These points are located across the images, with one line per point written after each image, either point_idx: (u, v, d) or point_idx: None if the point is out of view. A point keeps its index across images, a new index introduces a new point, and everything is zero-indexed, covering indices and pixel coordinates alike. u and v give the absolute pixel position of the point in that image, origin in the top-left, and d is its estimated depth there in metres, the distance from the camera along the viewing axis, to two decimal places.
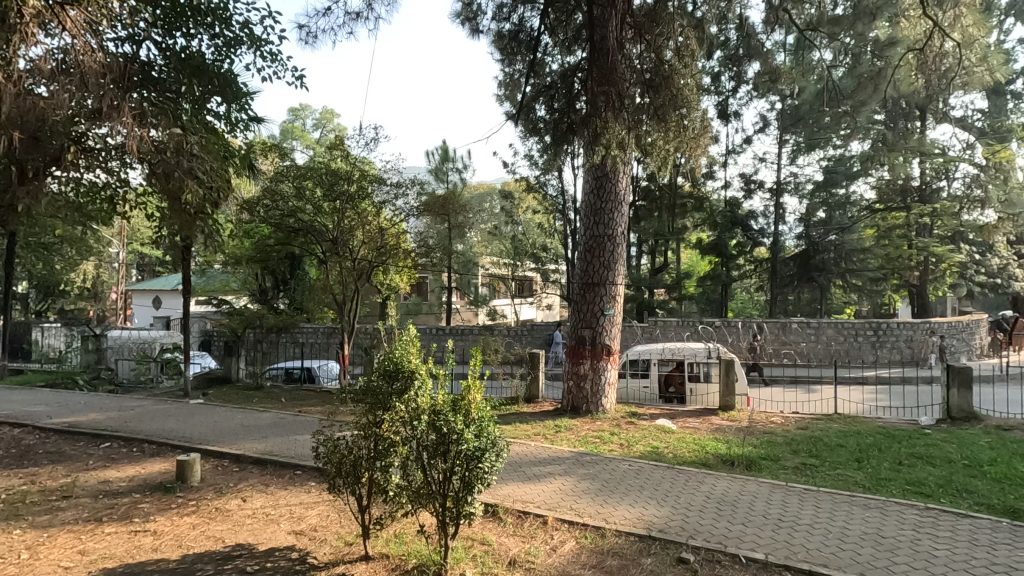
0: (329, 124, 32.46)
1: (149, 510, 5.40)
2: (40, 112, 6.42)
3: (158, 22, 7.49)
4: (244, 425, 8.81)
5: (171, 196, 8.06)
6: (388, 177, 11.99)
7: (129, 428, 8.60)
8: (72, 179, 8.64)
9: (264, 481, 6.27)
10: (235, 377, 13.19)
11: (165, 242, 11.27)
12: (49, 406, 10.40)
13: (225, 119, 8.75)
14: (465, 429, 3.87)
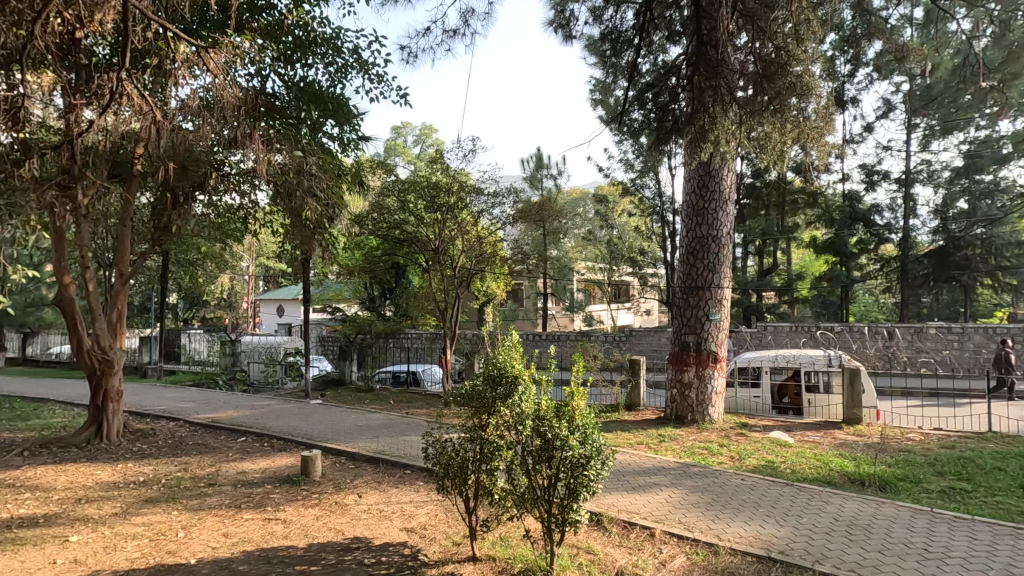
0: (429, 140, 34.08)
1: (278, 500, 5.91)
2: (188, 144, 7.36)
3: (281, 57, 8.27)
4: (358, 424, 9.41)
5: (292, 212, 8.86)
6: (486, 187, 12.26)
7: (260, 425, 9.52)
8: (212, 202, 9.78)
9: (378, 479, 6.64)
10: (348, 380, 14.27)
11: (288, 256, 12.37)
12: (196, 403, 11.78)
13: (338, 140, 9.41)
14: (570, 436, 3.83)
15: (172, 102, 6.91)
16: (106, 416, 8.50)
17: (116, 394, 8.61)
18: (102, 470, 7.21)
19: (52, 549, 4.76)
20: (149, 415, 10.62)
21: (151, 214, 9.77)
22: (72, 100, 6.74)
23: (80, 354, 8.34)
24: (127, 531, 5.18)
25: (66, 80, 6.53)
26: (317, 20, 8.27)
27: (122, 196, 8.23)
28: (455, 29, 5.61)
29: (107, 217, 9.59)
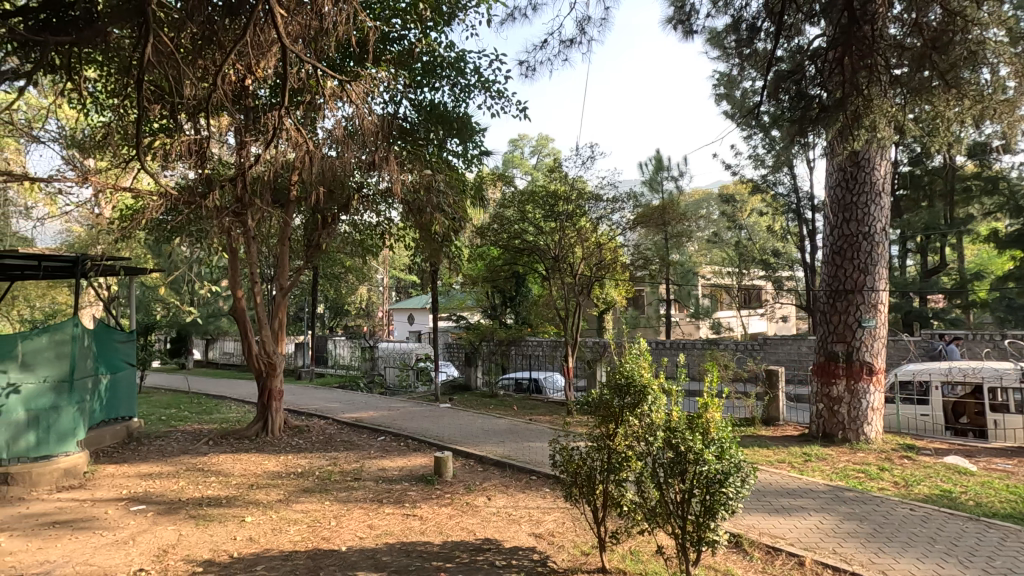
0: (545, 150, 34.60)
1: (415, 498, 6.30)
2: (333, 169, 8.18)
3: (412, 83, 8.89)
4: (485, 429, 9.73)
5: (422, 227, 9.45)
6: (604, 193, 12.12)
7: (397, 425, 10.24)
8: (354, 221, 10.76)
9: (505, 483, 6.81)
10: (474, 385, 14.99)
11: (418, 267, 13.21)
12: (341, 404, 12.97)
13: (462, 156, 9.89)
14: (705, 449, 3.62)
15: (319, 134, 7.67)
16: (270, 412, 9.66)
17: (278, 393, 9.73)
18: (269, 460, 8.20)
19: (232, 527, 5.51)
20: (304, 413, 11.89)
21: (303, 234, 10.98)
22: (243, 139, 7.84)
23: (251, 358, 9.58)
24: (290, 516, 5.83)
25: (239, 122, 7.61)
26: (443, 45, 8.80)
27: (281, 219, 9.36)
28: (570, 39, 5.61)
29: (269, 238, 10.96)
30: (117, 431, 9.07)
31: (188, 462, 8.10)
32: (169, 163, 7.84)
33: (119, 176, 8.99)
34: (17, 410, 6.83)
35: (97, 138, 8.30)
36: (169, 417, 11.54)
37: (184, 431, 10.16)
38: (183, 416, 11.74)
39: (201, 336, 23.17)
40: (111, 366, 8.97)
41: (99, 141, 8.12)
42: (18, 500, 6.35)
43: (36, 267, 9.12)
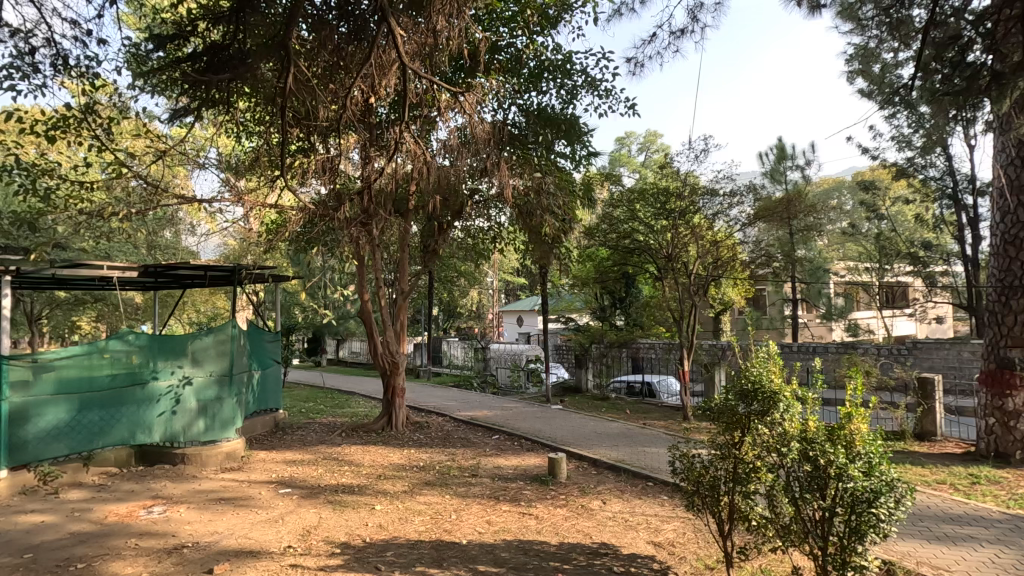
0: (654, 146, 33.57)
1: (530, 497, 6.37)
2: (447, 177, 8.53)
3: (520, 89, 9.06)
4: (598, 432, 9.63)
5: (532, 229, 9.58)
6: (721, 187, 11.46)
7: (510, 425, 10.46)
8: (467, 226, 11.18)
9: (620, 488, 6.67)
10: (584, 387, 14.93)
11: (527, 270, 13.40)
12: (457, 402, 13.52)
13: (570, 157, 9.88)
14: (849, 464, 3.31)
15: (437, 145, 8.08)
16: (394, 408, 10.31)
17: (400, 391, 10.36)
18: (394, 453, 8.76)
19: (364, 514, 5.95)
20: (424, 410, 12.57)
21: (420, 241, 11.59)
22: (367, 154, 8.47)
23: (377, 357, 10.30)
24: (414, 507, 6.18)
25: (363, 138, 8.23)
26: (549, 48, 8.86)
27: (401, 227, 9.98)
28: (682, 29, 5.39)
29: (390, 246, 11.72)
30: (267, 421, 10.19)
31: (324, 452, 8.89)
32: (306, 180, 8.68)
33: (266, 194, 10.11)
34: (190, 400, 7.98)
35: (246, 162, 9.42)
36: (308, 409, 12.76)
37: (321, 423, 11.18)
38: (320, 409, 12.92)
39: (333, 337, 25.38)
40: (261, 363, 10.10)
41: (250, 163, 9.20)
42: (192, 477, 7.36)
43: (202, 276, 10.54)
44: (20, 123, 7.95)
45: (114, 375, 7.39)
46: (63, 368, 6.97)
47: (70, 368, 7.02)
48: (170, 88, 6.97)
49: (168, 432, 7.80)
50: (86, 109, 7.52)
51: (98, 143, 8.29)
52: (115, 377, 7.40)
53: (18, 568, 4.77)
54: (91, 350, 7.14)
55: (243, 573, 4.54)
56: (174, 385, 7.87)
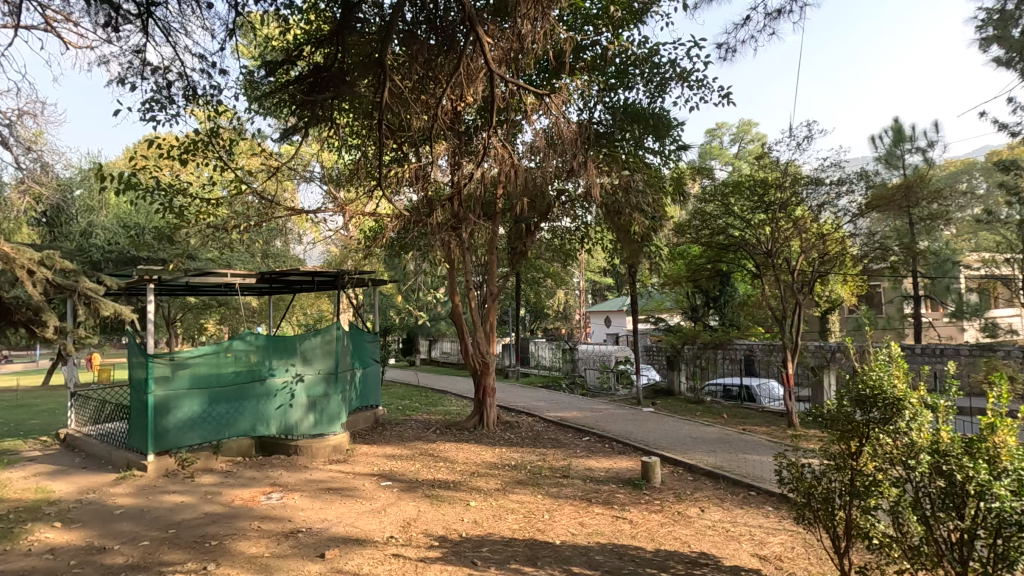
0: (748, 136, 31.79)
1: (624, 500, 6.26)
2: (535, 180, 8.60)
3: (605, 87, 8.95)
4: (694, 436, 9.25)
5: (621, 228, 9.40)
6: (826, 176, 10.60)
7: (601, 427, 10.34)
8: (554, 227, 11.20)
9: (720, 495, 6.37)
10: (676, 390, 14.32)
11: (615, 269, 13.17)
12: (546, 402, 13.57)
13: (659, 153, 9.60)
14: (995, 480, 2.90)
15: (525, 148, 8.18)
16: (485, 407, 10.55)
17: (491, 390, 10.56)
18: (486, 451, 8.95)
19: (460, 509, 6.14)
20: (513, 409, 12.75)
21: (508, 243, 11.76)
22: (457, 161, 8.73)
23: (468, 357, 10.58)
24: (507, 505, 6.28)
25: (452, 145, 8.51)
26: (635, 43, 8.65)
27: (489, 230, 10.20)
28: (781, 9, 5.05)
29: (479, 248, 11.97)
30: (367, 417, 10.80)
31: (421, 448, 9.28)
32: (400, 188, 9.11)
33: (364, 203, 10.74)
34: (302, 395, 8.64)
35: (346, 174, 10.06)
36: (404, 407, 13.38)
37: (417, 420, 11.66)
38: (415, 407, 13.49)
39: (426, 337, 26.42)
40: (362, 362, 10.72)
41: (349, 175, 9.81)
42: (304, 467, 7.97)
43: (310, 281, 11.38)
44: (160, 149, 9.03)
45: (237, 372, 8.16)
46: (195, 365, 7.82)
47: (201, 365, 7.85)
48: (280, 109, 7.60)
49: (283, 425, 8.51)
50: (212, 133, 8.39)
51: (221, 163, 9.22)
52: (238, 373, 8.18)
53: (165, 541, 5.41)
54: (217, 350, 7.93)
55: (352, 559, 4.85)
56: (288, 381, 8.55)
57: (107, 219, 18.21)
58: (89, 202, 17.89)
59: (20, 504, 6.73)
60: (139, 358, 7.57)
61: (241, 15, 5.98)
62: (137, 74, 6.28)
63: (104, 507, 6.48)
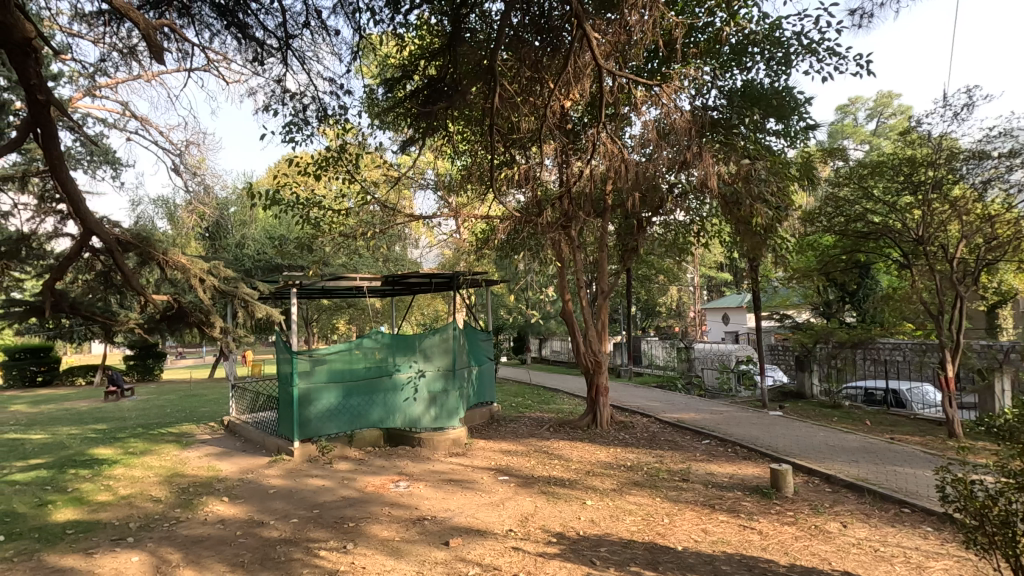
0: (888, 110, 28.37)
1: (751, 509, 5.87)
2: (645, 174, 8.35)
3: (723, 69, 8.46)
4: (830, 444, 8.44)
5: (740, 220, 8.83)
6: (994, 148, 9.14)
7: (722, 430, 9.81)
8: (667, 221, 10.82)
9: (865, 511, 5.75)
10: (808, 393, 13.43)
11: (735, 262, 12.38)
12: (661, 403, 13.16)
13: (784, 135, 8.87)
14: None
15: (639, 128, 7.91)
16: (599, 407, 10.44)
17: (604, 389, 10.43)
18: (601, 450, 8.86)
19: (576, 507, 6.14)
20: (627, 409, 12.52)
21: (618, 240, 11.55)
22: (566, 159, 8.73)
23: (580, 356, 10.54)
24: (625, 506, 6.17)
25: (560, 144, 8.53)
26: (754, 20, 8.06)
27: (599, 227, 10.10)
28: None
29: (587, 245, 11.87)
30: (483, 412, 11.19)
31: (535, 445, 9.42)
32: (510, 190, 9.31)
33: (476, 206, 11.11)
34: (424, 390, 9.16)
35: (458, 179, 10.47)
36: (518, 404, 13.66)
37: (530, 417, 11.86)
38: (529, 404, 13.73)
39: (536, 336, 26.69)
40: (478, 360, 11.12)
41: (461, 180, 10.19)
42: (427, 459, 8.44)
43: (427, 282, 11.97)
44: (298, 167, 10.04)
45: (367, 368, 8.84)
46: (331, 361, 8.58)
47: (336, 361, 8.60)
48: (397, 123, 8.12)
49: (409, 418, 9.08)
50: (340, 149, 9.17)
51: (348, 176, 10.03)
52: (368, 369, 8.85)
53: (310, 520, 6.01)
54: (349, 347, 8.64)
55: (474, 549, 5.04)
56: (411, 376, 9.09)
57: (256, 232, 20.62)
58: (242, 217, 20.38)
59: (197, 479, 7.85)
60: (286, 355, 8.47)
61: (363, 37, 6.45)
62: (278, 100, 7.03)
63: (261, 486, 7.36)
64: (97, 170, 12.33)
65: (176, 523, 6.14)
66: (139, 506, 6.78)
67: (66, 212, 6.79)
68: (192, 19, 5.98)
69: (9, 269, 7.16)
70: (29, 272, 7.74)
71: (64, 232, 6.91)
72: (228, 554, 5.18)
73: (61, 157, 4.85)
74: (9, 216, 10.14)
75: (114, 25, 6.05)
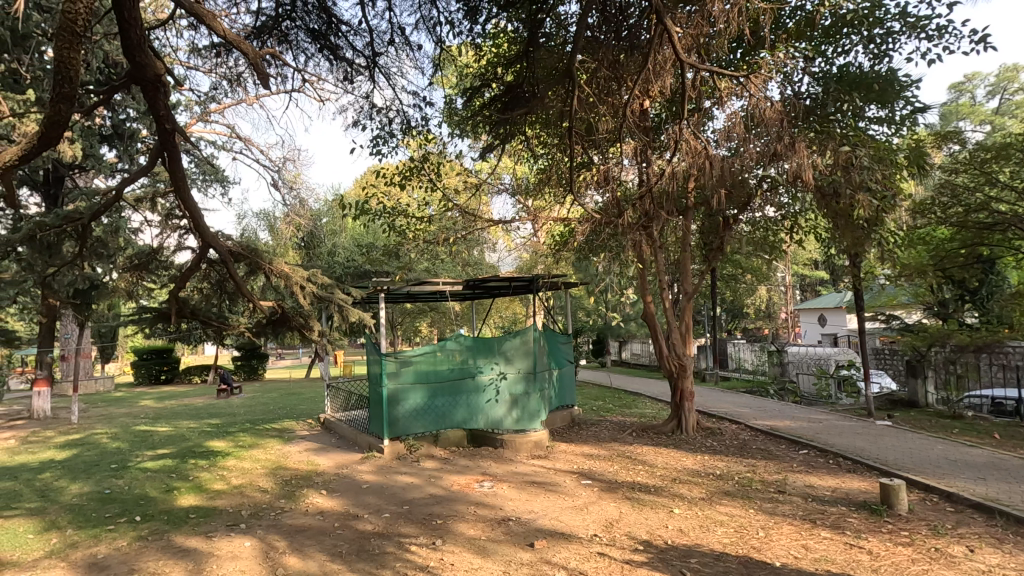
0: (1013, 84, 25.35)
1: (858, 527, 5.44)
2: (731, 169, 8.00)
3: (817, 55, 7.94)
4: (951, 458, 7.63)
5: (839, 214, 8.23)
6: None
7: (821, 439, 9.16)
8: (755, 218, 10.30)
9: (996, 535, 5.14)
10: (922, 402, 12.07)
11: (834, 259, 11.53)
12: (752, 409, 12.50)
13: (888, 121, 8.18)
14: None
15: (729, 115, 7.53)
16: (684, 412, 10.08)
17: (689, 394, 10.07)
18: (687, 457, 8.56)
19: (663, 515, 5.97)
20: (715, 415, 12.02)
21: (702, 239, 11.13)
22: (646, 158, 8.54)
23: (663, 359, 10.25)
24: (715, 516, 5.92)
25: (639, 142, 8.37)
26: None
27: (681, 226, 9.80)
28: None
29: (669, 245, 11.53)
30: (564, 415, 11.19)
31: (618, 449, 9.26)
32: (588, 192, 9.27)
33: (553, 208, 11.14)
34: (506, 392, 9.27)
35: (536, 183, 10.55)
36: (599, 408, 13.51)
37: (612, 421, 11.70)
38: (610, 408, 13.53)
39: (616, 338, 26.26)
40: (558, 363, 11.13)
41: (538, 183, 10.25)
42: (510, 460, 8.55)
43: (507, 286, 12.14)
44: (385, 178, 10.56)
45: (450, 370, 9.10)
46: (417, 363, 8.92)
47: (422, 363, 8.93)
48: (476, 131, 8.33)
49: (492, 419, 9.24)
50: (423, 159, 9.53)
51: (430, 184, 10.40)
52: (452, 370, 9.10)
53: (401, 515, 6.28)
54: (433, 349, 8.94)
55: (559, 552, 5.04)
56: (494, 378, 9.25)
57: (345, 240, 21.86)
58: (333, 227, 21.68)
59: (298, 473, 8.44)
60: (375, 357, 8.91)
61: (444, 49, 6.69)
62: (367, 116, 7.44)
63: (355, 481, 7.78)
64: (209, 187, 13.62)
65: (281, 513, 6.64)
66: (249, 496, 7.40)
67: (186, 227, 7.54)
68: (291, 45, 6.47)
69: (142, 280, 8.12)
70: (156, 282, 8.66)
71: (186, 246, 7.66)
72: (328, 544, 5.52)
73: (183, 175, 5.38)
74: (139, 232, 11.44)
75: (224, 56, 6.67)
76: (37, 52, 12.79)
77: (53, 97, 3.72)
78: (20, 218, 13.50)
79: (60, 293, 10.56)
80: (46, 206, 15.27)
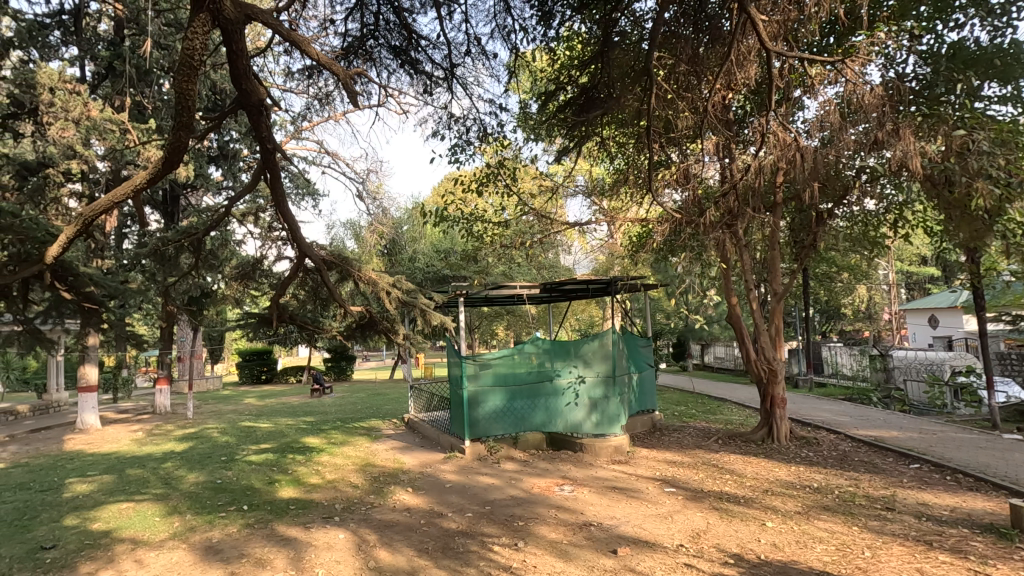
0: None
1: (982, 551, 4.89)
2: (825, 161, 7.48)
3: (923, 32, 7.26)
4: None
5: (951, 205, 7.46)
6: None
7: (935, 453, 8.32)
8: (852, 212, 9.56)
9: None
10: None
11: (948, 254, 10.45)
12: (853, 418, 11.58)
13: (1012, 100, 7.32)
14: None
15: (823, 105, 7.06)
16: (775, 420, 9.52)
17: (780, 400, 9.49)
18: (780, 468, 8.08)
19: (754, 528, 5.67)
20: (810, 423, 11.24)
21: (793, 236, 10.48)
22: (729, 153, 8.19)
23: (752, 364, 9.74)
24: (813, 532, 5.54)
25: (722, 136, 8.03)
26: None
27: (768, 223, 9.29)
28: None
29: (755, 243, 10.95)
30: (645, 421, 10.92)
31: (704, 457, 8.90)
32: (667, 192, 9.03)
33: (630, 209, 10.92)
34: (585, 396, 9.18)
35: (612, 183, 10.41)
36: (681, 413, 13.05)
37: (696, 428, 11.27)
38: (693, 414, 13.02)
39: (697, 341, 25.28)
40: (638, 366, 10.88)
41: (614, 183, 10.09)
42: (590, 464, 8.47)
43: (585, 288, 12.03)
44: (463, 184, 10.79)
45: (528, 373, 9.15)
46: (496, 365, 9.05)
47: (501, 365, 9.06)
48: (551, 134, 8.37)
49: (571, 423, 9.20)
50: (499, 165, 9.70)
51: (506, 189, 10.53)
52: (529, 373, 9.15)
53: (483, 515, 6.39)
54: (511, 352, 9.04)
55: (643, 560, 4.93)
56: (572, 382, 9.19)
57: (425, 246, 22.59)
58: (414, 233, 22.48)
59: (385, 470, 8.83)
60: (456, 359, 9.15)
61: (518, 55, 6.77)
62: (445, 126, 7.66)
63: (438, 480, 8.02)
64: (302, 201, 14.61)
65: (371, 508, 6.98)
66: (342, 490, 7.84)
67: (285, 238, 8.14)
68: (375, 63, 6.80)
69: (247, 287, 8.88)
70: (259, 289, 9.41)
71: (285, 256, 8.25)
72: (414, 540, 5.73)
73: (282, 191, 5.80)
74: (243, 244, 12.47)
75: (316, 78, 7.14)
76: (157, 85, 14.31)
77: (175, 125, 4.15)
78: (144, 234, 15.12)
79: (179, 300, 11.73)
80: (165, 223, 17.00)
